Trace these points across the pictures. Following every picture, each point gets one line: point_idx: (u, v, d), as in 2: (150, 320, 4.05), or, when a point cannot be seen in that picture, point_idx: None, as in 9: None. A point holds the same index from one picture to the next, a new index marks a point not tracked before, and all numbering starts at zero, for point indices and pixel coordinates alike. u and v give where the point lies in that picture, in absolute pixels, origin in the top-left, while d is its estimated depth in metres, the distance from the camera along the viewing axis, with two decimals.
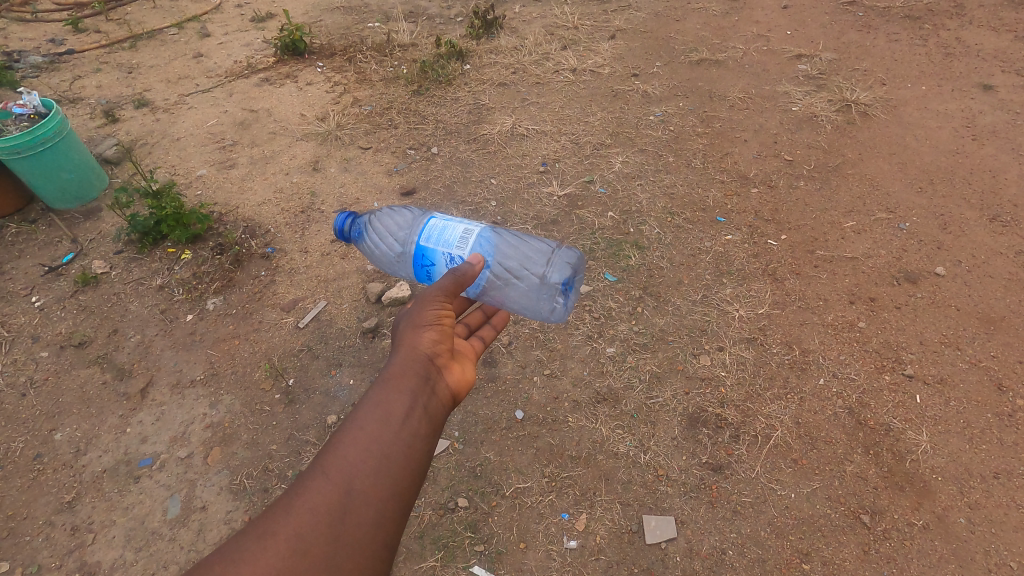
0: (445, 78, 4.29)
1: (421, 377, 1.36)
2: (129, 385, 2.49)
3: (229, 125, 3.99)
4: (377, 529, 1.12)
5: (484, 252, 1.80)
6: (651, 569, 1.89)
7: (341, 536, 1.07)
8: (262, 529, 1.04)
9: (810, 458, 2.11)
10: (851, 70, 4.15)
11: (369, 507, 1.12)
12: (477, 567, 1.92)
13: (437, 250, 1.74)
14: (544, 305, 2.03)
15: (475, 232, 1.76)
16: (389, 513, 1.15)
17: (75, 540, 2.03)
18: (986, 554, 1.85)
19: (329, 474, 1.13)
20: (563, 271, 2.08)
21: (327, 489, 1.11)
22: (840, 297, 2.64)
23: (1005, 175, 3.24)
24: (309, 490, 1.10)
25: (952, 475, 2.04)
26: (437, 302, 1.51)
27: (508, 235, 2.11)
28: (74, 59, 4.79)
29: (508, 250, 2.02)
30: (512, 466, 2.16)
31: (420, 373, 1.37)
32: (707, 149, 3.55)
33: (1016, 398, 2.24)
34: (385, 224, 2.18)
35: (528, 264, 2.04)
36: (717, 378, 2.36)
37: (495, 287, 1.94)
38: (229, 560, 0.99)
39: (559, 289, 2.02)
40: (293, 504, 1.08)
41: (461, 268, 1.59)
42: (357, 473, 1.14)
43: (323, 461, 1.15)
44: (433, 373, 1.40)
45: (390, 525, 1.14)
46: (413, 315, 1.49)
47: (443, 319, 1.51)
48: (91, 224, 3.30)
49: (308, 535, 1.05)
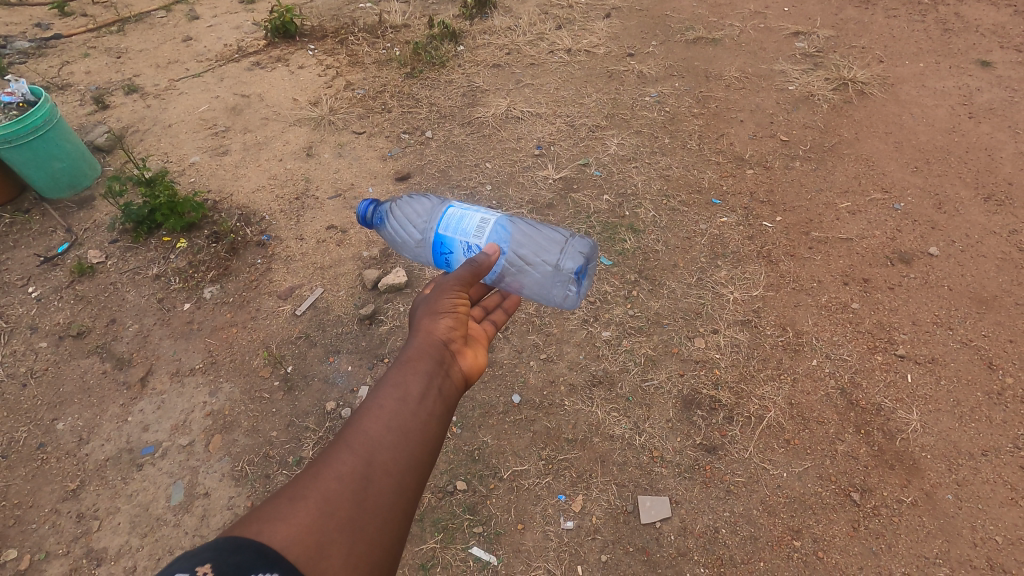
0: (439, 60, 4.24)
1: (436, 361, 1.38)
2: (130, 374, 2.51)
3: (221, 111, 3.95)
4: (398, 498, 1.11)
5: (499, 240, 1.79)
6: (645, 548, 1.93)
7: (366, 503, 1.06)
8: (291, 493, 1.01)
9: (802, 438, 2.14)
10: (849, 48, 4.11)
11: (390, 477, 1.12)
12: (476, 548, 1.96)
13: (455, 238, 1.76)
14: (558, 293, 2.05)
15: (491, 221, 1.75)
16: (408, 485, 1.14)
17: (81, 527, 2.07)
18: (972, 529, 1.90)
19: (353, 445, 1.12)
20: (576, 260, 2.09)
21: (352, 459, 1.10)
22: (833, 278, 2.66)
23: (1000, 153, 3.23)
24: (335, 459, 1.09)
25: (940, 453, 2.07)
26: (454, 291, 1.54)
27: (523, 225, 2.13)
28: (61, 44, 4.71)
29: (522, 239, 2.03)
30: (509, 449, 2.19)
31: (436, 356, 1.38)
32: (703, 130, 3.53)
33: (1006, 376, 2.27)
34: (405, 213, 2.21)
35: (542, 252, 2.05)
36: (711, 360, 2.39)
37: (511, 274, 1.95)
38: (261, 518, 0.96)
39: (573, 277, 2.03)
40: (319, 471, 1.06)
41: (477, 257, 1.62)
42: (380, 445, 1.14)
43: (346, 434, 1.14)
44: (448, 357, 1.42)
45: (408, 497, 1.13)
46: (430, 303, 1.52)
47: (458, 307, 1.53)
48: (85, 213, 3.28)
49: (336, 497, 1.03)
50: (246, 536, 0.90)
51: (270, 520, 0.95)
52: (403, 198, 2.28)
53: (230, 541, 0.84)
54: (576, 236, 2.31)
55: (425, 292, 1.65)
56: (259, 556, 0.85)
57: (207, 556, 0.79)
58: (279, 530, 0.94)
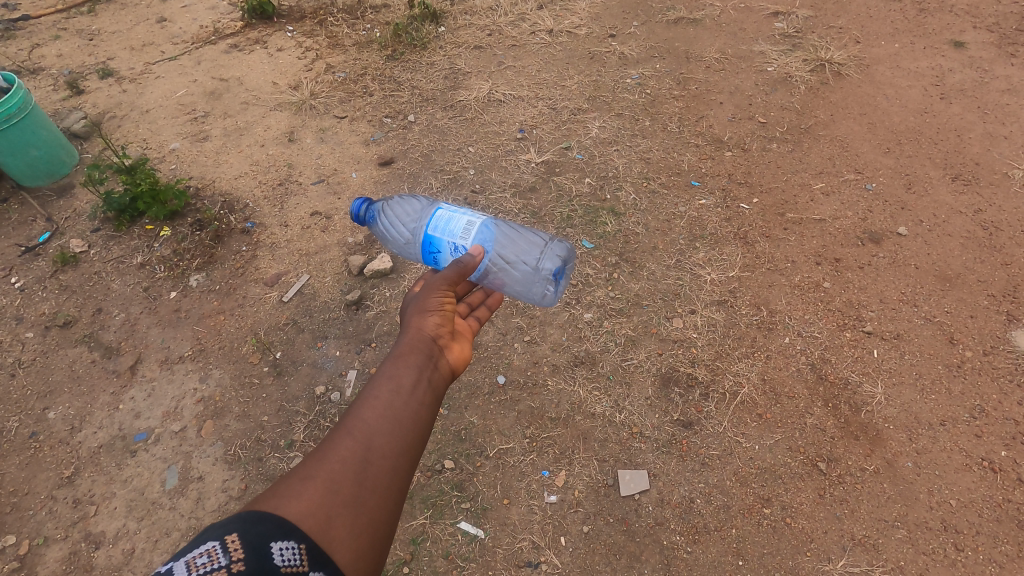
0: (420, 41, 4.21)
1: (426, 354, 1.43)
2: (119, 363, 2.54)
3: (199, 95, 3.90)
4: (395, 478, 1.17)
5: (484, 241, 1.86)
6: (625, 518, 2.03)
7: (365, 481, 1.12)
8: (302, 473, 1.08)
9: (774, 412, 2.25)
10: (827, 28, 4.15)
11: (387, 459, 1.18)
12: (463, 522, 2.05)
13: (443, 238, 1.81)
14: (536, 291, 2.15)
15: (477, 224, 1.80)
16: (403, 468, 1.20)
17: (78, 512, 2.12)
18: (929, 494, 2.02)
19: (353, 431, 1.18)
20: (554, 261, 2.20)
21: (352, 445, 1.16)
22: (807, 258, 2.75)
23: (969, 134, 3.33)
24: (337, 445, 1.15)
25: (902, 424, 2.19)
26: (441, 290, 1.61)
27: (506, 227, 2.22)
28: (30, 25, 4.58)
29: (505, 240, 2.12)
30: (495, 428, 2.27)
31: (425, 350, 1.44)
32: (683, 113, 3.57)
33: (965, 350, 2.39)
34: (396, 211, 2.28)
35: (522, 253, 2.13)
36: (688, 340, 2.48)
37: (494, 272, 2.01)
38: (274, 496, 1.02)
39: (550, 277, 2.15)
40: (324, 456, 1.13)
41: (463, 258, 1.68)
42: (377, 431, 1.20)
43: (346, 423, 1.20)
44: (436, 351, 1.47)
45: (403, 478, 1.19)
46: (419, 302, 1.59)
47: (445, 305, 1.60)
48: (64, 202, 3.26)
49: (340, 476, 1.09)
50: (263, 510, 0.97)
51: (283, 496, 1.02)
52: (393, 198, 2.34)
53: (253, 513, 0.93)
54: (553, 239, 2.42)
55: (414, 291, 1.72)
56: (278, 527, 0.94)
57: (233, 526, 0.89)
58: (292, 505, 1.00)
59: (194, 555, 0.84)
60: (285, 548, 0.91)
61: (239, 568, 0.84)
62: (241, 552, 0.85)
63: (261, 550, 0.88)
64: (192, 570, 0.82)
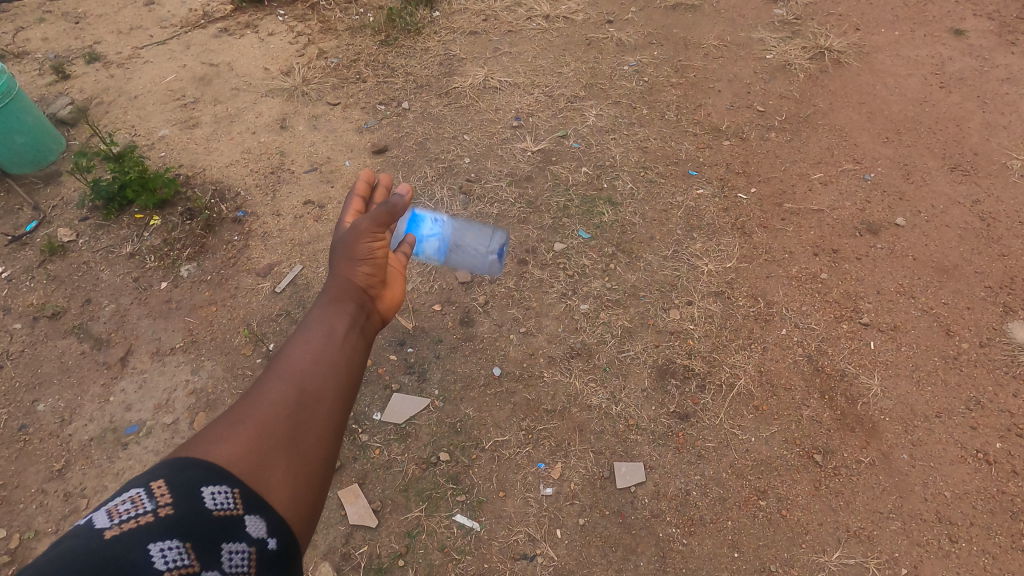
0: (414, 26, 4.14)
1: (363, 296, 1.32)
2: (109, 354, 2.51)
3: (188, 80, 3.82)
4: (332, 420, 1.11)
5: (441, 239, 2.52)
6: (621, 511, 2.03)
7: (300, 425, 1.06)
8: (230, 419, 1.01)
9: (770, 404, 2.24)
10: (827, 14, 4.10)
11: (322, 404, 1.11)
12: (459, 515, 2.04)
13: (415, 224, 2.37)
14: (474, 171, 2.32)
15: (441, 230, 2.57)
16: (340, 411, 1.13)
17: (69, 505, 2.10)
18: (924, 485, 2.02)
19: (283, 374, 1.10)
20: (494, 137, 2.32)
21: (284, 388, 1.08)
22: (804, 249, 2.74)
23: (968, 123, 3.30)
24: (267, 390, 1.07)
25: (898, 415, 2.19)
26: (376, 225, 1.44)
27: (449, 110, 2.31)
28: (14, 8, 4.47)
29: None
30: (490, 420, 2.25)
31: (360, 291, 1.33)
32: (681, 100, 3.53)
33: (962, 342, 2.38)
34: None
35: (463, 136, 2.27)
36: (685, 331, 2.47)
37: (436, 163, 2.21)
38: (202, 443, 0.96)
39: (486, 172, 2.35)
40: (252, 400, 1.06)
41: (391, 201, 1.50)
42: (310, 370, 1.12)
43: (275, 366, 1.12)
44: (372, 293, 1.36)
45: (342, 422, 1.13)
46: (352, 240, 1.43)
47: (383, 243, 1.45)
48: (51, 189, 3.19)
49: (270, 422, 1.02)
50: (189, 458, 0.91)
51: (213, 438, 0.96)
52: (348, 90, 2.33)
53: (181, 459, 0.89)
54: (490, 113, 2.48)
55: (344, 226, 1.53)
56: (208, 471, 0.90)
57: (158, 474, 0.85)
58: (222, 450, 0.95)
59: (117, 502, 0.81)
60: (218, 492, 0.89)
61: (167, 513, 0.82)
62: (169, 497, 0.83)
63: (190, 491, 0.85)
64: (114, 517, 0.79)
